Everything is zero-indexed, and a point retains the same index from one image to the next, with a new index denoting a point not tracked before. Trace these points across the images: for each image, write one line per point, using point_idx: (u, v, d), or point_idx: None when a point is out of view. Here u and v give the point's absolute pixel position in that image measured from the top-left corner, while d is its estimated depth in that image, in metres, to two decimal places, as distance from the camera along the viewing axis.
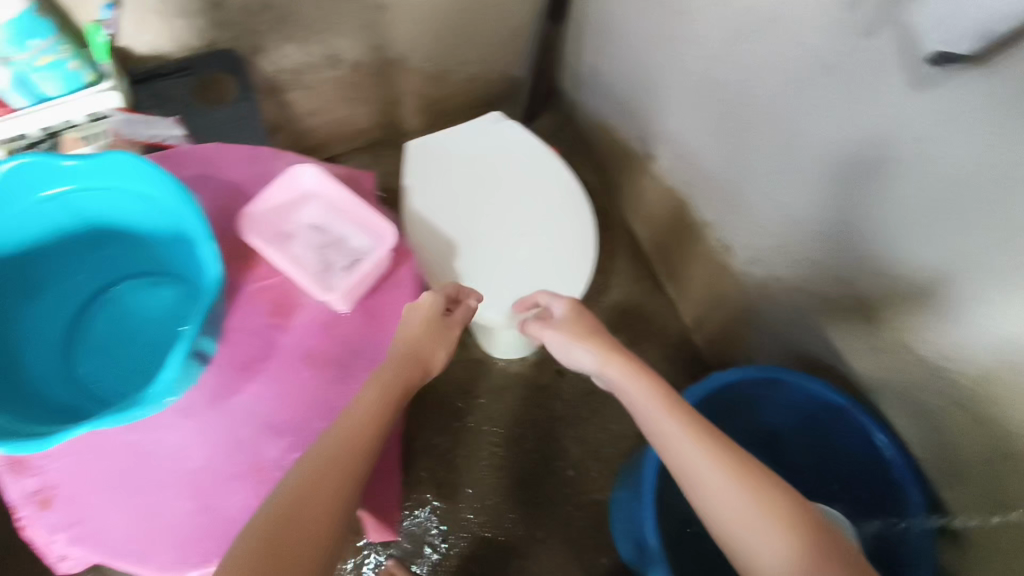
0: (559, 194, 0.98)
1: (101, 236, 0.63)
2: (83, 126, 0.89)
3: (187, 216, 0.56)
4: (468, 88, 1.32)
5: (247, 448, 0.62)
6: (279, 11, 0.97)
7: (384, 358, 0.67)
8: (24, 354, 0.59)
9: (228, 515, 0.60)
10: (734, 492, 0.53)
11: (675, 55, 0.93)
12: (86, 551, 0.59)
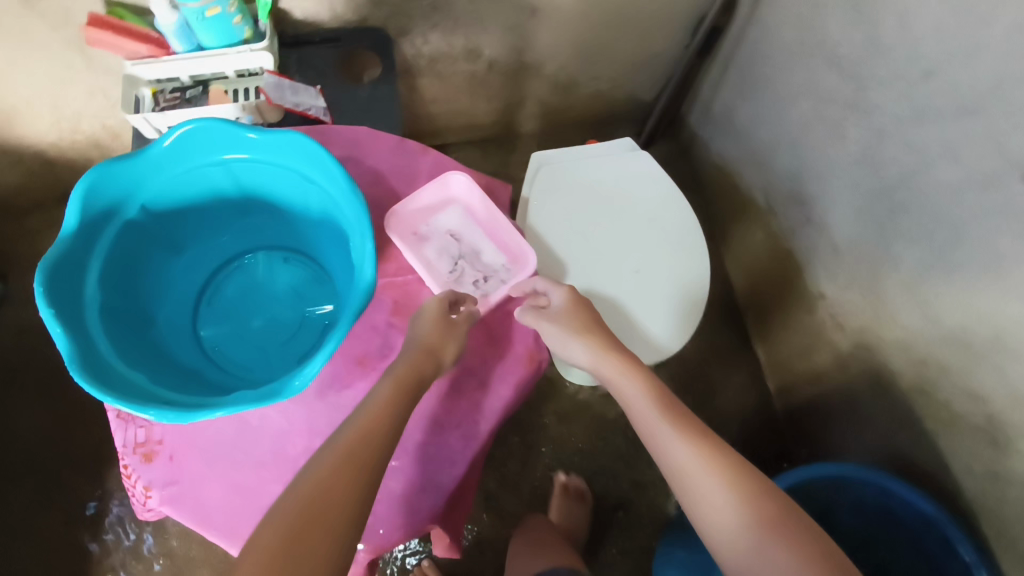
0: (680, 238, 0.94)
1: (245, 206, 0.63)
2: (230, 78, 0.89)
3: (350, 211, 0.55)
4: (592, 102, 1.28)
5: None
6: (436, 1, 0.95)
7: (498, 383, 0.66)
8: (161, 310, 0.60)
9: None
10: (717, 481, 0.53)
11: (839, 121, 0.88)
12: (178, 514, 0.59)
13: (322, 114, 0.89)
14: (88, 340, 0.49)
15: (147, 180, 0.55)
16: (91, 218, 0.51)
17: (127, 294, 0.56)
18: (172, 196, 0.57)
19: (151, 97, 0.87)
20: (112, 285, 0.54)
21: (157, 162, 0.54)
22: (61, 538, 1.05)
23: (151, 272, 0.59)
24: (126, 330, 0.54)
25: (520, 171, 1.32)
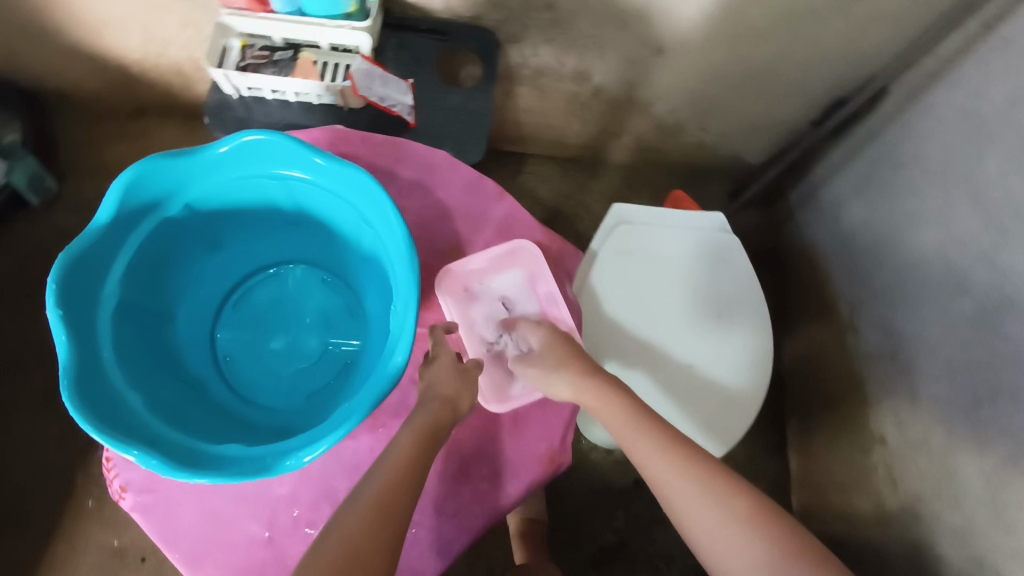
0: (744, 341, 0.86)
1: (294, 221, 0.57)
2: (323, 49, 0.82)
3: (402, 277, 0.50)
4: (691, 151, 1.18)
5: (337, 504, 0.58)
6: (558, 16, 0.86)
7: (507, 477, 0.61)
8: (182, 307, 0.56)
9: (291, 562, 0.56)
10: (703, 499, 0.54)
11: (963, 270, 0.77)
12: (144, 525, 0.57)
13: (408, 113, 0.82)
14: (92, 350, 0.46)
15: (197, 180, 0.50)
16: (127, 213, 0.47)
17: (148, 292, 0.52)
18: (221, 199, 0.52)
19: (239, 50, 0.81)
20: (134, 283, 0.50)
21: (213, 164, 0.49)
22: (50, 451, 1.05)
23: (181, 269, 0.55)
24: (136, 335, 0.50)
25: (595, 201, 1.23)
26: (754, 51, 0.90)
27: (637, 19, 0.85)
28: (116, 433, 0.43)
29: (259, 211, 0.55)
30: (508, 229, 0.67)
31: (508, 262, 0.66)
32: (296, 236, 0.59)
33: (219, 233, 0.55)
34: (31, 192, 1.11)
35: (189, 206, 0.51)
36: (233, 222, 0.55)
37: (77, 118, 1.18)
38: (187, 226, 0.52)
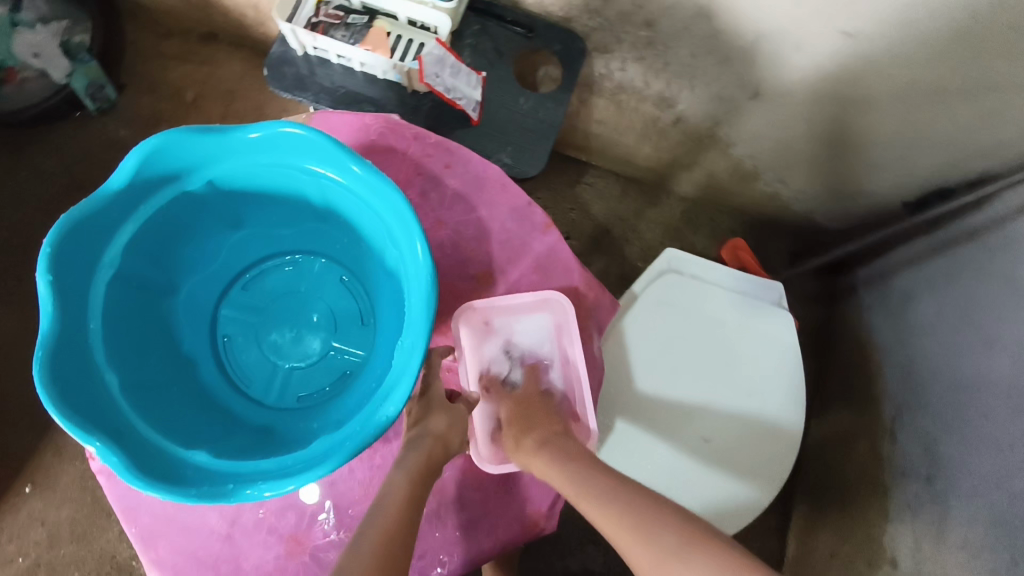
0: (777, 425, 0.79)
1: (321, 214, 0.53)
2: (401, 22, 0.77)
3: (414, 313, 0.46)
4: (763, 200, 1.10)
5: (304, 516, 0.54)
6: (656, 37, 0.80)
7: (482, 529, 0.58)
8: (188, 279, 0.53)
9: (243, 563, 0.53)
10: (649, 531, 0.44)
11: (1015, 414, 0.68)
12: (107, 489, 0.54)
13: (473, 109, 0.78)
14: (77, 316, 0.43)
15: (222, 157, 0.46)
16: (141, 179, 0.44)
17: (153, 260, 0.49)
18: (246, 179, 0.49)
19: (313, 5, 0.77)
20: (139, 250, 0.47)
21: (241, 144, 0.46)
22: None
23: (193, 241, 0.52)
24: (130, 304, 0.48)
25: (649, 230, 1.16)
26: (858, 118, 0.82)
27: (741, 56, 0.78)
28: (78, 414, 0.41)
29: (285, 198, 0.51)
30: (546, 269, 0.62)
31: (538, 308, 0.62)
32: (321, 229, 0.55)
33: (240, 212, 0.52)
34: (89, 98, 1.09)
35: (210, 181, 0.47)
36: (256, 203, 0.51)
37: (155, 33, 1.17)
38: (205, 200, 0.49)
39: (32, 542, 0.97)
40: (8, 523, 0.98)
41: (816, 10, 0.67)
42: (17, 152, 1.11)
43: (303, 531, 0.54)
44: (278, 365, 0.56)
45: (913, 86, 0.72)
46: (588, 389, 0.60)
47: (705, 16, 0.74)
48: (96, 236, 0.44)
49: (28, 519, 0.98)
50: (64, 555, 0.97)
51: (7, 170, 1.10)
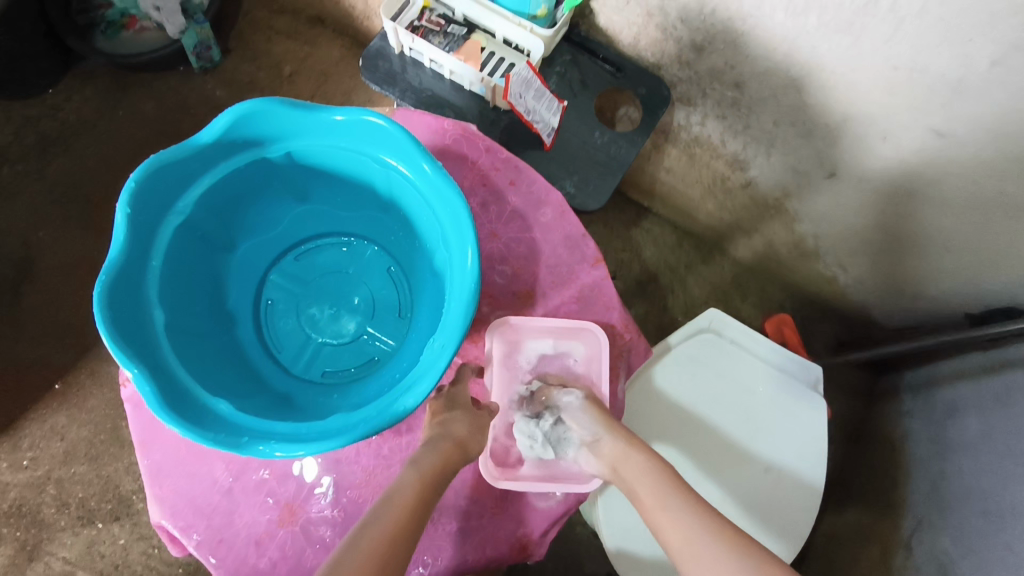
0: (791, 506, 0.76)
1: (383, 203, 0.55)
2: (497, 40, 0.81)
3: (452, 313, 0.47)
4: (816, 280, 1.08)
5: (303, 488, 0.55)
6: (742, 98, 0.80)
7: (470, 543, 0.58)
8: (247, 241, 0.56)
9: (236, 520, 0.54)
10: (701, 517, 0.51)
11: None
12: (133, 420, 0.56)
13: (548, 134, 0.79)
14: (142, 252, 0.46)
15: (305, 133, 0.49)
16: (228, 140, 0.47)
17: (222, 215, 0.52)
18: (321, 157, 0.51)
19: (419, 9, 0.81)
20: (211, 203, 0.50)
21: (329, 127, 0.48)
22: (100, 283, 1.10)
23: (260, 206, 0.54)
24: (193, 252, 0.50)
25: (695, 286, 1.15)
26: (933, 218, 0.80)
27: (823, 133, 0.77)
28: (126, 340, 0.43)
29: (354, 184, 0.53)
30: (586, 300, 0.62)
31: (571, 335, 0.63)
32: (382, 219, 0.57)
33: (308, 186, 0.54)
34: (195, 56, 1.16)
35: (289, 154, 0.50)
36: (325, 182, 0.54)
37: (268, 9, 1.24)
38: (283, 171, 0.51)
39: (48, 454, 1.02)
40: (30, 431, 1.03)
41: (909, 102, 0.67)
42: (121, 93, 1.19)
43: (302, 503, 0.54)
44: (313, 336, 0.58)
45: (999, 199, 0.70)
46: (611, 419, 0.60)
47: (796, 88, 0.74)
48: (176, 182, 0.47)
49: (49, 431, 1.03)
50: (73, 473, 1.01)
51: (108, 107, 1.18)
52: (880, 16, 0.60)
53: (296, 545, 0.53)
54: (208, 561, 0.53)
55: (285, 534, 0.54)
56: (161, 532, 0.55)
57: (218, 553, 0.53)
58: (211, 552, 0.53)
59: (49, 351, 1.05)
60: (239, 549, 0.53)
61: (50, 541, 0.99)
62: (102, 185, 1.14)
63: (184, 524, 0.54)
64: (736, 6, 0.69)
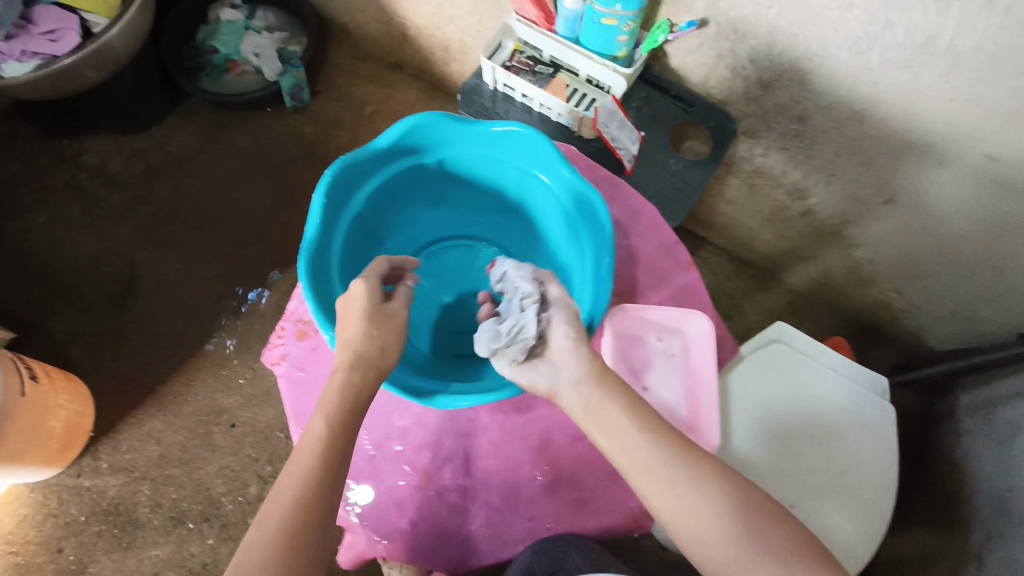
0: (863, 508, 0.81)
1: (508, 208, 0.70)
2: (580, 78, 0.90)
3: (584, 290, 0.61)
4: (870, 305, 1.15)
5: (437, 457, 0.67)
6: (805, 130, 0.88)
7: (583, 515, 0.67)
8: (393, 234, 0.71)
9: (381, 483, 0.65)
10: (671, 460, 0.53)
11: None
12: (284, 389, 0.70)
13: (629, 160, 0.87)
14: (328, 235, 0.60)
15: (457, 145, 0.63)
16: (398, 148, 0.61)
17: (379, 212, 0.67)
18: (466, 165, 0.66)
19: (509, 51, 0.92)
20: (374, 201, 0.65)
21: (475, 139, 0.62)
22: (193, 299, 1.19)
23: (407, 206, 0.69)
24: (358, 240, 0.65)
25: (752, 312, 1.23)
26: (990, 240, 0.86)
27: (882, 160, 0.85)
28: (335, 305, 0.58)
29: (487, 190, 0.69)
30: (683, 300, 0.69)
31: (676, 324, 0.67)
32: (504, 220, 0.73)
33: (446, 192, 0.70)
34: (290, 97, 1.28)
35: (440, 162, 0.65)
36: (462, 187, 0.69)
37: (353, 56, 1.38)
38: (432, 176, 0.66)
39: (145, 457, 1.10)
40: (130, 434, 1.11)
41: (966, 131, 0.74)
42: (220, 128, 1.31)
43: (436, 471, 0.66)
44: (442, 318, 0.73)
45: None
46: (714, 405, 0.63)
47: (858, 120, 0.82)
48: (355, 182, 0.61)
49: (147, 435, 1.11)
50: (168, 475, 1.09)
51: (209, 141, 1.30)
52: (937, 54, 0.68)
53: (433, 503, 0.65)
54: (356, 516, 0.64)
55: (422, 496, 0.65)
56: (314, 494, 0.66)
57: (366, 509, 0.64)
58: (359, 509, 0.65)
59: (151, 360, 1.15)
60: (384, 507, 0.65)
61: (144, 539, 1.05)
62: (200, 211, 1.25)
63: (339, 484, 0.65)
64: (804, 46, 0.77)
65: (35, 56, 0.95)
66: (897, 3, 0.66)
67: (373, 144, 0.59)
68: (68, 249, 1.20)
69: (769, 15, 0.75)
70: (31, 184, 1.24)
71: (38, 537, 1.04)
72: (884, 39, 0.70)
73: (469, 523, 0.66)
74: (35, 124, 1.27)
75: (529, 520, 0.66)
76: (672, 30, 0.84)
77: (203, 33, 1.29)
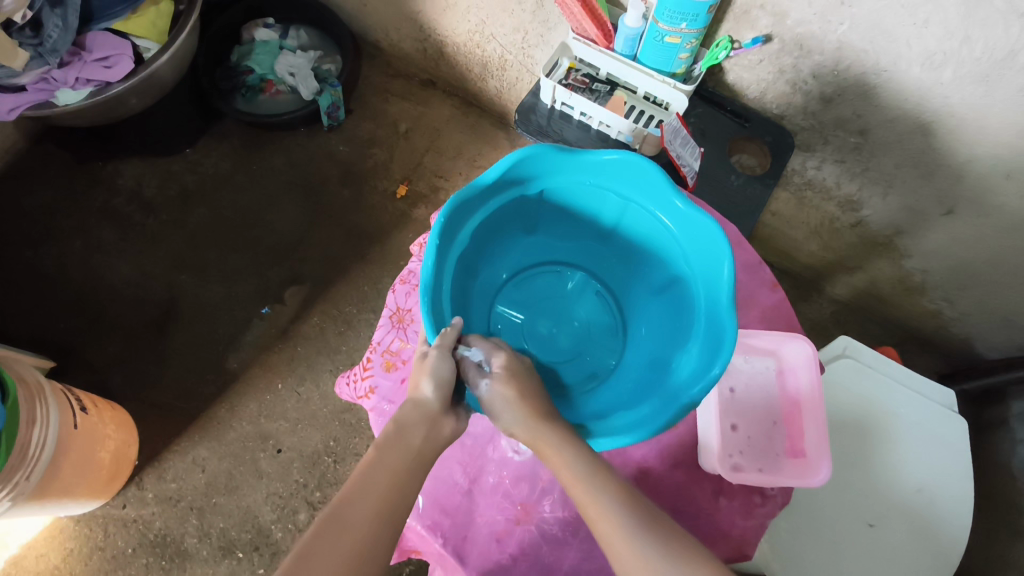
0: (944, 525, 0.79)
1: (606, 236, 0.72)
2: (638, 95, 0.90)
3: (698, 319, 0.62)
4: (916, 314, 1.15)
5: (535, 490, 0.64)
6: (864, 144, 0.88)
7: None
8: (488, 265, 0.73)
9: (478, 519, 0.63)
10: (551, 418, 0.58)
11: None
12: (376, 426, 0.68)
13: (692, 176, 0.85)
14: (442, 268, 0.61)
15: (560, 175, 0.65)
16: (505, 180, 0.63)
17: (479, 244, 0.68)
18: (567, 194, 0.68)
19: (565, 69, 0.92)
20: (477, 233, 0.66)
21: (580, 168, 0.64)
22: (233, 322, 1.17)
23: (504, 236, 0.71)
24: (462, 272, 0.66)
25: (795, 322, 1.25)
26: None
27: (945, 173, 0.84)
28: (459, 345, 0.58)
29: (584, 218, 0.71)
30: (771, 319, 0.71)
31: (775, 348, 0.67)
32: (596, 247, 0.75)
33: (542, 221, 0.72)
34: (326, 116, 1.27)
35: (542, 192, 0.67)
36: (558, 215, 0.71)
37: (385, 74, 1.37)
38: (531, 206, 0.68)
39: (191, 486, 1.07)
40: (173, 463, 1.08)
41: None
42: (255, 149, 1.30)
43: (534, 503, 0.64)
44: (541, 347, 0.74)
45: None
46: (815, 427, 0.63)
47: (923, 133, 0.81)
48: (465, 215, 0.63)
49: (191, 463, 1.09)
50: (215, 504, 1.07)
51: (243, 162, 1.28)
52: (1017, 69, 0.67)
53: (533, 537, 0.62)
54: (454, 555, 0.61)
55: (521, 530, 0.62)
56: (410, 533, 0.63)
57: (465, 546, 0.62)
58: (456, 546, 0.62)
59: (193, 386, 1.13)
60: (482, 544, 0.62)
61: (193, 570, 1.03)
62: (236, 233, 1.23)
63: (431, 522, 0.62)
64: (874, 62, 0.76)
65: (88, 83, 0.96)
66: (977, 19, 0.65)
67: (484, 177, 0.61)
68: (105, 275, 1.19)
69: (839, 30, 0.75)
70: (66, 210, 1.23)
71: (85, 571, 1.02)
72: (959, 54, 0.70)
73: (565, 562, 0.61)
74: (69, 150, 1.26)
75: None
76: (734, 46, 0.83)
77: (237, 54, 1.28)
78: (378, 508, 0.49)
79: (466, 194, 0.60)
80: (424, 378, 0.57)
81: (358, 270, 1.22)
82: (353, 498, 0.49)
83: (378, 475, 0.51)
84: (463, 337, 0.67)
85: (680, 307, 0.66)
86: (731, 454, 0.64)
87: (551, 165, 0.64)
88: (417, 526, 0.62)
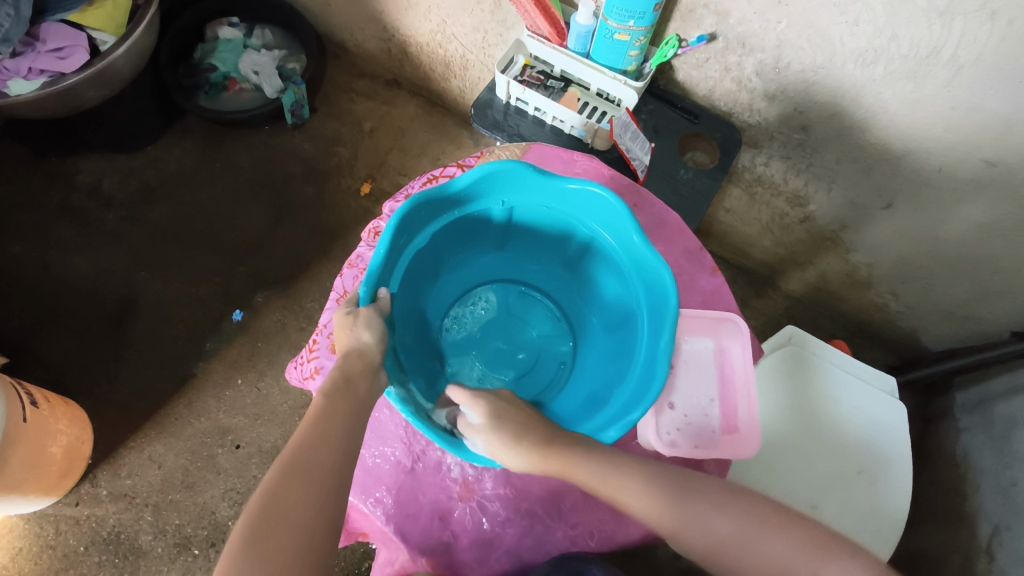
0: (883, 507, 0.81)
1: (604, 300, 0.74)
2: (591, 91, 0.93)
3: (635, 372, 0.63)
4: (865, 308, 1.19)
5: (478, 468, 0.65)
6: (807, 140, 0.91)
7: (633, 522, 0.66)
8: (509, 250, 0.78)
9: (419, 497, 0.64)
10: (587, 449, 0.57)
11: None
12: None
13: (642, 169, 0.88)
14: (442, 213, 0.65)
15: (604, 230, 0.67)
16: (564, 195, 0.66)
17: (506, 227, 0.72)
18: (598, 247, 0.70)
19: (520, 66, 0.94)
20: (508, 219, 0.70)
21: (621, 239, 0.66)
22: (193, 317, 1.16)
23: (536, 244, 0.75)
24: (472, 232, 0.71)
25: (752, 316, 1.28)
26: (982, 242, 0.90)
27: (883, 168, 0.88)
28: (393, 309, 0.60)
29: (602, 283, 0.73)
30: (711, 302, 0.76)
31: (713, 328, 0.71)
32: (591, 319, 0.77)
33: (571, 260, 0.75)
34: (290, 114, 1.27)
35: (590, 234, 0.69)
36: (589, 268, 0.74)
37: (350, 73, 1.38)
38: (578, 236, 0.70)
39: (146, 482, 1.06)
40: (129, 459, 1.07)
41: (964, 138, 0.78)
42: (217, 145, 1.30)
43: (475, 481, 0.65)
44: (491, 349, 0.79)
45: None
46: (751, 411, 0.67)
47: (860, 129, 0.85)
48: (515, 190, 0.66)
49: (147, 459, 1.07)
50: (171, 500, 1.05)
51: (206, 159, 1.28)
52: (940, 65, 0.71)
53: (476, 513, 0.64)
54: (399, 531, 0.63)
55: (462, 506, 0.64)
56: (355, 510, 0.65)
57: (407, 522, 0.63)
58: (400, 522, 0.63)
59: (150, 381, 1.12)
60: (424, 522, 0.64)
61: (147, 568, 1.02)
62: (196, 229, 1.22)
63: (373, 500, 0.64)
64: (811, 60, 0.80)
65: (41, 74, 0.97)
66: (901, 17, 0.69)
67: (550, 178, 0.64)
68: (60, 272, 1.17)
69: (778, 29, 0.78)
70: (22, 207, 1.21)
71: (35, 571, 1.00)
72: (888, 52, 0.73)
73: (507, 537, 0.64)
74: (28, 146, 1.25)
75: (572, 527, 0.65)
76: (682, 44, 0.86)
77: (200, 51, 1.29)
78: (329, 468, 0.50)
79: (529, 175, 0.63)
80: (360, 330, 0.56)
81: (320, 267, 1.22)
82: (309, 449, 0.50)
83: (315, 457, 0.50)
84: (431, 269, 0.72)
85: (625, 359, 0.67)
86: (666, 432, 0.68)
87: (602, 219, 0.66)
88: (361, 504, 0.64)
